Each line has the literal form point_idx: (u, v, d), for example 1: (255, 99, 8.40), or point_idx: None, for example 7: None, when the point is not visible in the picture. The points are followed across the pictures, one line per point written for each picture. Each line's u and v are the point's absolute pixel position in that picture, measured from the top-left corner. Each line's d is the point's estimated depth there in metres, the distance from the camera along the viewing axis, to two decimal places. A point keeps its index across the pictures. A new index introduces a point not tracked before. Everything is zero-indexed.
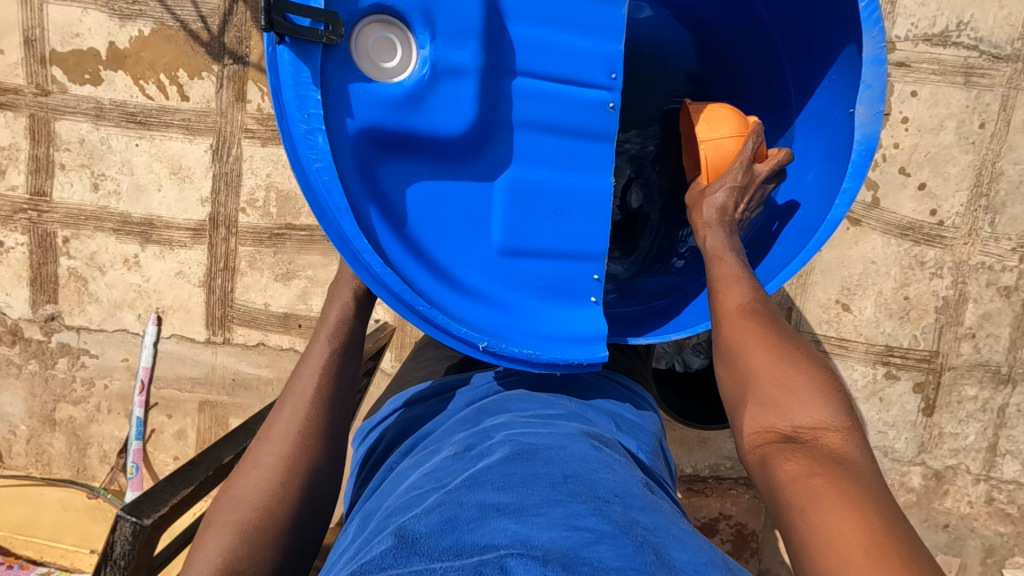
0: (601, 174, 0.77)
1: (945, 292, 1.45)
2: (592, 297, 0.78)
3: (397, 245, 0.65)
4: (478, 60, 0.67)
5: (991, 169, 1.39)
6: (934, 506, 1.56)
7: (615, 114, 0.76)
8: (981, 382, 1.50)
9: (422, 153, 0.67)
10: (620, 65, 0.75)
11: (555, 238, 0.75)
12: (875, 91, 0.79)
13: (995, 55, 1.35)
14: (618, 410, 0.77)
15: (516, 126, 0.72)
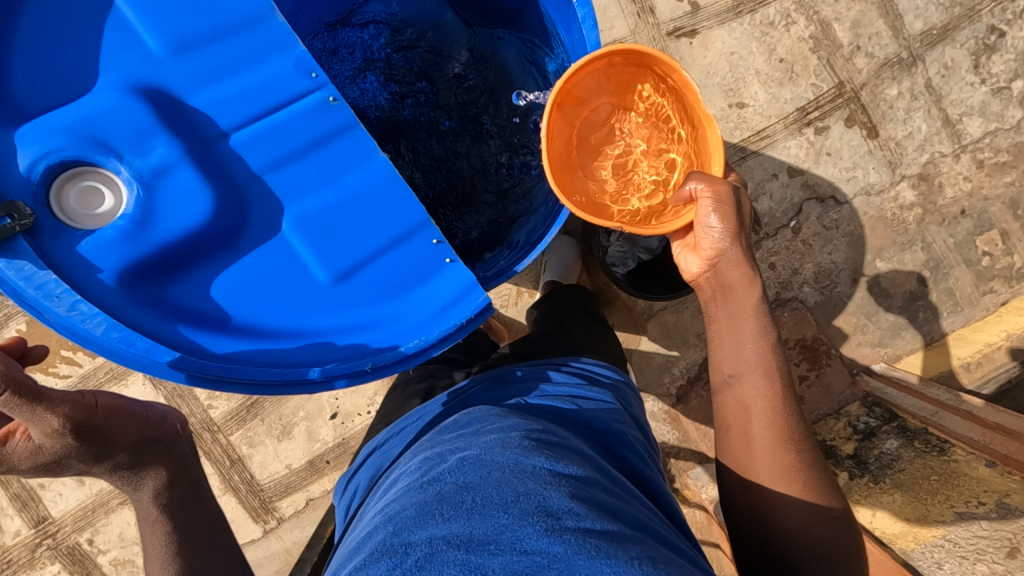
0: (369, 157, 0.76)
1: (809, 31, 1.45)
2: (445, 258, 0.78)
3: (229, 342, 0.71)
4: (177, 150, 0.70)
5: None
6: (941, 203, 1.54)
7: (342, 102, 0.75)
8: (896, 78, 1.49)
9: (195, 257, 0.71)
10: (314, 61, 0.74)
11: (371, 240, 0.76)
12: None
13: None
14: (569, 395, 0.85)
15: (261, 174, 0.73)
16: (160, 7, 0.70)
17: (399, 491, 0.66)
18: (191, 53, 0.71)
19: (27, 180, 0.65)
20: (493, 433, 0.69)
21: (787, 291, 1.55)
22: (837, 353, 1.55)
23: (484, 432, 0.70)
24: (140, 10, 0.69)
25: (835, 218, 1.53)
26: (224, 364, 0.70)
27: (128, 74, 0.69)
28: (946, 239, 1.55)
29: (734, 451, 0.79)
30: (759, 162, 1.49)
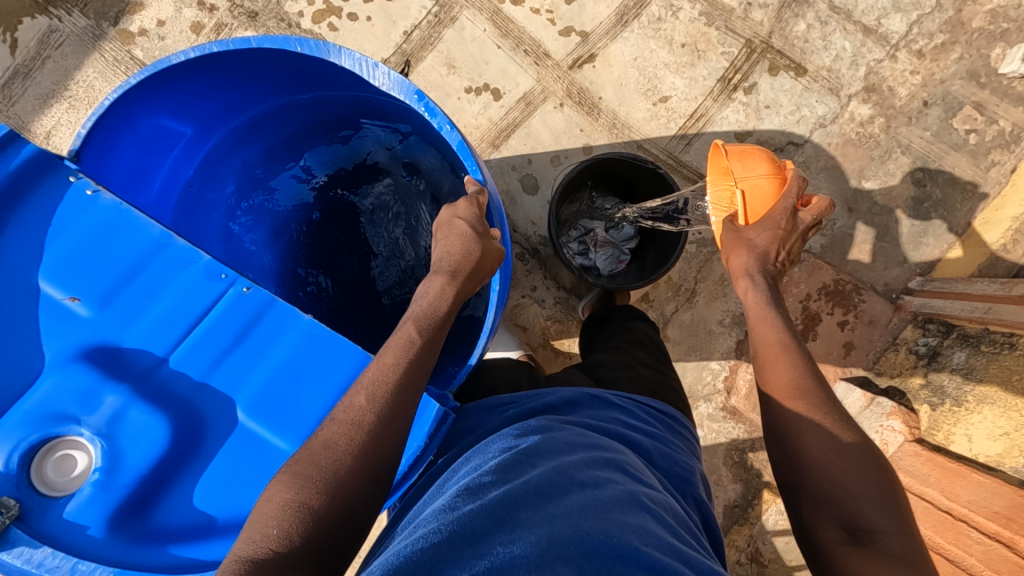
0: (291, 323, 0.77)
1: (697, 10, 1.50)
2: None
3: (222, 544, 0.75)
4: (125, 394, 0.75)
5: None
6: (900, 104, 1.50)
7: (253, 288, 0.78)
8: (800, 13, 1.50)
9: (169, 481, 0.75)
10: (218, 265, 0.78)
11: (316, 399, 0.76)
12: (365, 64, 0.80)
13: None
14: (628, 413, 0.83)
15: (206, 378, 0.77)
16: (76, 274, 0.76)
17: (473, 472, 0.62)
18: (115, 302, 0.77)
19: (9, 476, 0.70)
20: (570, 442, 0.67)
21: None
22: (867, 284, 1.48)
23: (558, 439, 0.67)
24: (58, 284, 0.76)
25: (802, 160, 1.51)
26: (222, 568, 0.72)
27: (69, 344, 0.75)
28: (923, 135, 1.50)
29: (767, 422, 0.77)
30: (705, 141, 1.50)
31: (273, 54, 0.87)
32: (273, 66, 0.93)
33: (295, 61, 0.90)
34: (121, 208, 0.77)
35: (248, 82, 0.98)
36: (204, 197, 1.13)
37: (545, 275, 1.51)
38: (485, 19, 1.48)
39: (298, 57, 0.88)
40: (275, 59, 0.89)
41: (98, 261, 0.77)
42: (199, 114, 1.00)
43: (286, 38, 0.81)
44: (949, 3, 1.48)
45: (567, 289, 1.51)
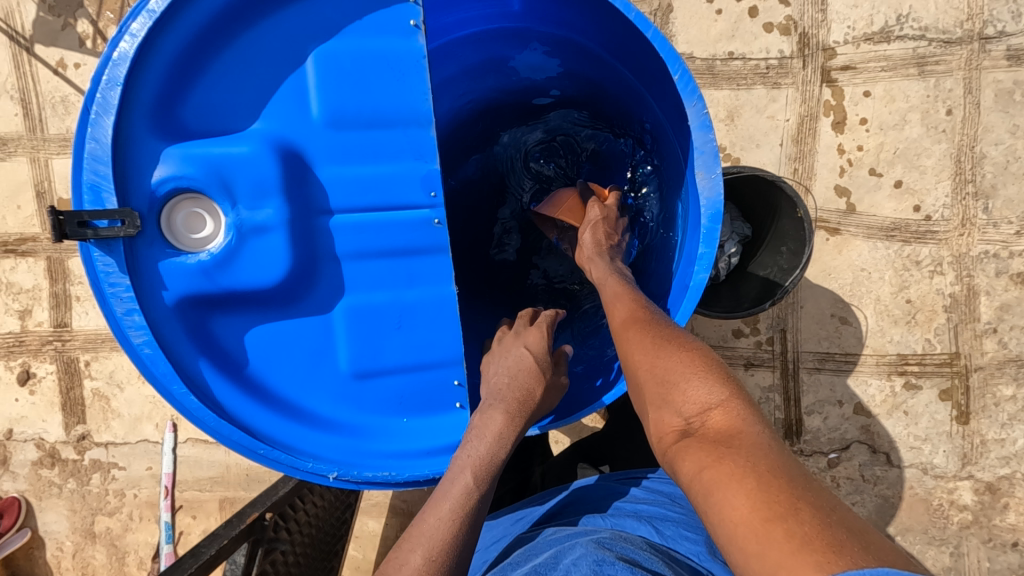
0: (441, 286, 0.74)
1: (951, 289, 1.34)
2: (457, 403, 0.77)
3: (234, 392, 0.71)
4: (283, 213, 0.69)
5: (971, 154, 1.29)
6: (995, 522, 1.39)
7: (443, 228, 0.73)
8: (1017, 379, 1.35)
9: (248, 306, 0.71)
10: (438, 183, 0.72)
11: (402, 354, 0.75)
12: (708, 144, 0.75)
13: (945, 40, 1.27)
14: (650, 513, 0.82)
15: (342, 258, 0.72)
16: (342, 81, 0.69)
17: None
18: (343, 130, 0.70)
19: (151, 192, 0.66)
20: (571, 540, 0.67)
21: None
22: None
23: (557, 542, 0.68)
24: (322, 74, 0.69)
25: (878, 474, 1.41)
26: (224, 415, 0.69)
27: (279, 127, 0.69)
28: (981, 560, 1.40)
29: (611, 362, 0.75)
30: (830, 381, 1.39)
31: (652, 52, 0.76)
32: (635, 44, 0.78)
33: (663, 82, 0.80)
34: (422, 65, 0.69)
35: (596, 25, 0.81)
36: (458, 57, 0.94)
37: None
38: (796, 112, 1.31)
39: (666, 76, 0.77)
40: (650, 54, 0.77)
41: (364, 87, 0.69)
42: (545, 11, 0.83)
43: (677, 56, 0.73)
44: None
45: None
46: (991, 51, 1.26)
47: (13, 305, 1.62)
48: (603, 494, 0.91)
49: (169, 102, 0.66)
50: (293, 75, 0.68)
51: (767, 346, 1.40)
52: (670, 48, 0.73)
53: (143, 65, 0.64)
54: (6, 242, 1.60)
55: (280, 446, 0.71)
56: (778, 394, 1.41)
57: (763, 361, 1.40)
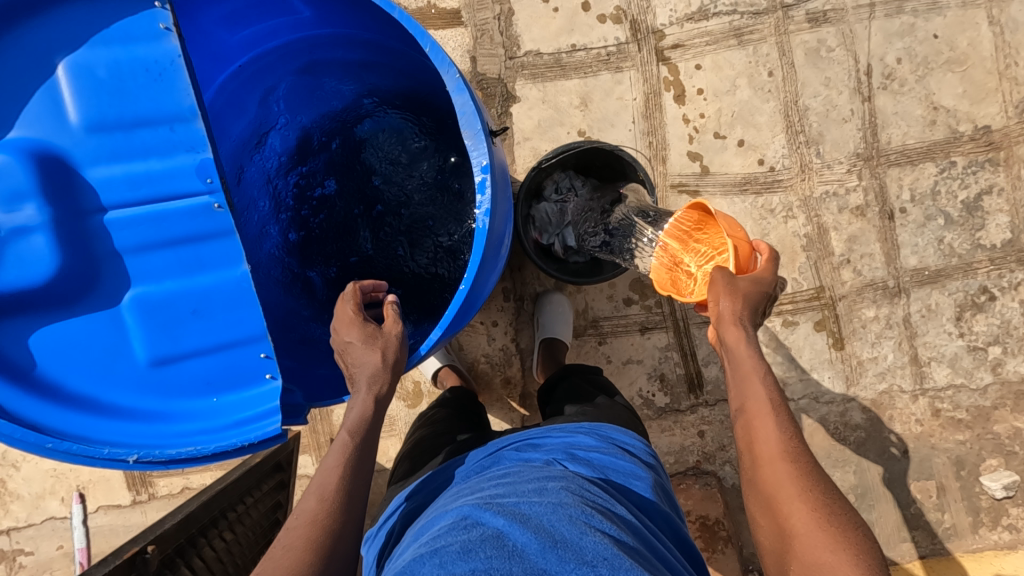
0: (231, 265, 0.78)
1: (805, 230, 1.47)
2: (267, 376, 0.80)
3: (17, 395, 0.75)
4: (45, 216, 0.74)
5: (796, 108, 1.44)
6: (886, 435, 1.51)
7: (224, 212, 0.77)
8: (876, 301, 1.49)
9: (26, 309, 0.75)
10: (211, 170, 0.75)
11: (202, 336, 0.79)
12: (466, 106, 0.77)
13: (754, 12, 1.42)
14: (588, 447, 0.92)
15: (123, 253, 0.77)
16: (93, 87, 0.73)
17: (446, 516, 0.73)
18: (105, 134, 0.74)
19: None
20: (537, 481, 0.78)
21: (708, 464, 1.50)
22: (738, 543, 1.48)
23: (518, 483, 0.78)
24: (70, 83, 0.73)
25: None
26: (7, 415, 0.73)
27: (34, 135, 0.73)
28: (881, 472, 1.51)
29: (744, 466, 0.76)
30: None
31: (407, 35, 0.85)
32: (402, 33, 0.90)
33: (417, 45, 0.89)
34: (175, 63, 0.73)
35: (370, 24, 0.93)
36: (284, 68, 1.07)
37: (511, 321, 1.51)
38: (641, 91, 1.43)
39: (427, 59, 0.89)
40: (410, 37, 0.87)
41: (122, 89, 0.73)
42: (329, 17, 0.95)
43: (425, 31, 0.76)
44: (991, 395, 1.50)
45: (517, 348, 1.51)
46: (793, 16, 1.42)
47: None
48: (559, 442, 0.94)
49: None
50: (42, 85, 0.72)
51: (657, 309, 1.49)
52: (418, 24, 0.77)
53: None
54: None
55: (72, 438, 0.75)
56: (675, 352, 1.50)
57: (654, 323, 1.49)
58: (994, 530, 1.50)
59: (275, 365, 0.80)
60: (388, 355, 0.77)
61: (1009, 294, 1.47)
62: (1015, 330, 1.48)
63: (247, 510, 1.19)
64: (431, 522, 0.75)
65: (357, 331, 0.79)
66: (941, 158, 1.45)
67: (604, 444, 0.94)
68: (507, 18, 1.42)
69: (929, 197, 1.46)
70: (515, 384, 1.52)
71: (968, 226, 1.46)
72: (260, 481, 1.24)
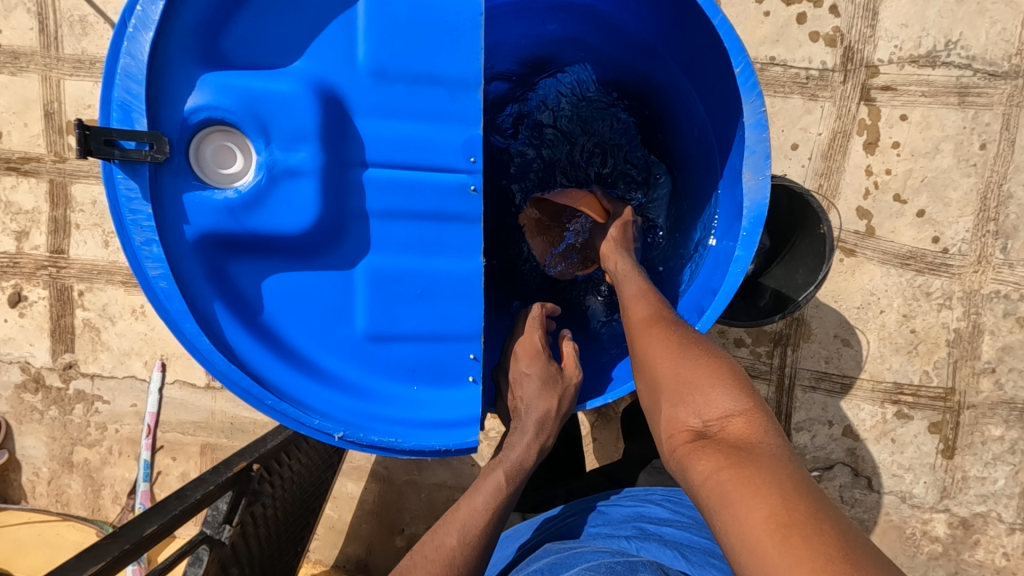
0: (468, 255, 0.74)
1: (957, 324, 1.33)
2: (469, 376, 0.77)
3: (246, 339, 0.71)
4: (316, 160, 0.68)
5: (998, 192, 1.28)
6: (964, 557, 1.41)
7: (478, 196, 0.72)
8: (1007, 422, 1.36)
9: (268, 251, 0.70)
10: (478, 149, 0.71)
11: (422, 321, 0.75)
12: (760, 149, 0.75)
13: (990, 73, 1.24)
14: (652, 522, 0.87)
15: (372, 216, 0.72)
16: (389, 31, 0.68)
17: None
18: (388, 83, 0.69)
19: (183, 121, 0.65)
20: (589, 557, 0.73)
21: None
22: None
23: (568, 557, 0.74)
24: (370, 21, 0.68)
25: (857, 497, 1.42)
26: (233, 358, 0.69)
27: (319, 69, 0.68)
28: None
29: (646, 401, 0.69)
30: (823, 401, 1.40)
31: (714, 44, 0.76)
32: (700, 41, 0.80)
33: (709, 57, 0.81)
34: (476, 22, 0.69)
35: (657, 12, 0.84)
36: (512, 23, 0.94)
37: None
38: (830, 127, 1.29)
39: (720, 79, 0.81)
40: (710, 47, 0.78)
41: (415, 38, 0.69)
42: None
43: (743, 49, 0.72)
44: None
45: None
46: None
47: (10, 224, 1.59)
48: (628, 513, 0.90)
49: (212, 31, 0.65)
50: (338, 18, 0.67)
51: (766, 359, 1.40)
52: (737, 39, 0.72)
53: None
54: (9, 159, 1.55)
55: (289, 400, 0.71)
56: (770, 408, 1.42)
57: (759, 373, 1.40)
58: None
59: (479, 368, 0.77)
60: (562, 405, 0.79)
61: None
62: None
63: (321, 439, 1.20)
64: None
65: (540, 367, 0.81)
66: None
67: (676, 523, 0.88)
68: None
69: None
70: None
71: None
72: None
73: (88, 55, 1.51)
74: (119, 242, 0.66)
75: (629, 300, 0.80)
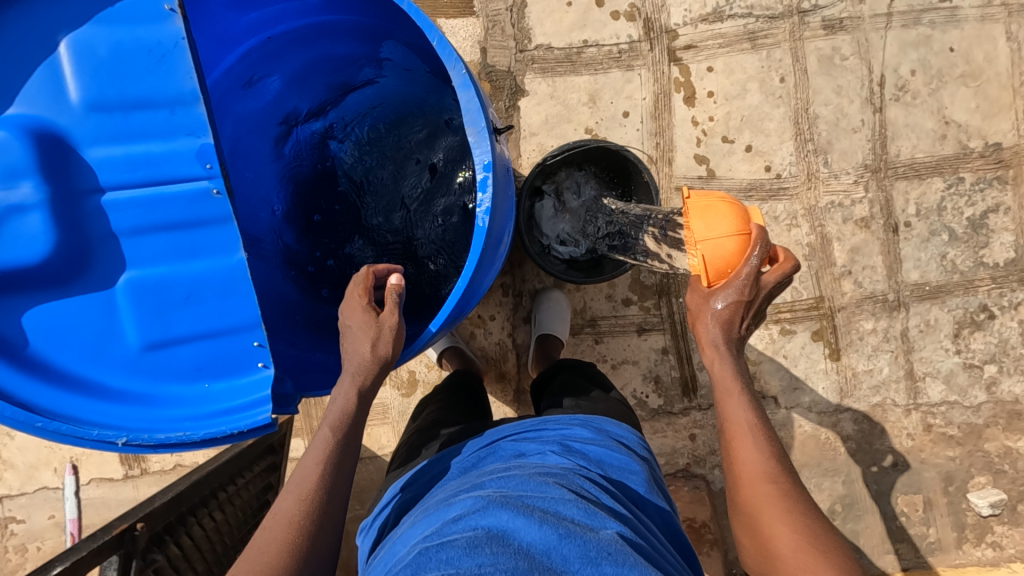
0: (225, 251, 0.78)
1: (808, 239, 1.46)
2: (259, 363, 0.81)
3: (8, 372, 0.74)
4: (41, 194, 0.73)
5: (807, 115, 1.43)
6: (877, 447, 1.52)
7: (223, 198, 0.77)
8: (875, 314, 1.49)
9: (18, 288, 0.74)
10: (211, 155, 0.76)
11: (197, 321, 0.79)
12: (472, 103, 0.76)
13: (770, 16, 1.40)
14: (578, 436, 0.94)
15: (119, 235, 0.76)
16: (94, 66, 0.73)
17: (444, 514, 0.73)
18: (104, 114, 0.74)
19: None
20: (537, 476, 0.79)
21: (698, 467, 1.51)
22: (722, 548, 1.49)
23: (525, 475, 0.79)
24: (72, 61, 0.73)
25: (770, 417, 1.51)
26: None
27: (30, 112, 0.72)
28: (869, 484, 1.52)
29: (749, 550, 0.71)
30: None
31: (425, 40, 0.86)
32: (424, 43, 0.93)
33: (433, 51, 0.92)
34: (180, 46, 0.73)
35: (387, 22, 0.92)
36: (288, 51, 1.04)
37: (508, 316, 1.51)
38: (651, 91, 1.42)
39: None
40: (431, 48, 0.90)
41: (122, 69, 0.73)
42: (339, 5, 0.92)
43: (433, 24, 0.75)
44: (984, 414, 1.50)
45: (514, 343, 1.51)
46: (809, 22, 1.40)
47: None
48: (554, 434, 0.95)
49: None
50: (42, 62, 0.72)
51: (655, 311, 1.49)
52: (425, 18, 0.76)
53: None
54: None
55: (62, 420, 0.74)
56: (672, 355, 1.50)
57: (653, 326, 1.49)
58: (978, 545, 1.50)
59: (267, 354, 0.81)
60: (379, 349, 0.75)
61: (1009, 314, 1.47)
62: (1012, 349, 1.48)
63: (238, 490, 1.20)
64: (427, 517, 0.76)
65: (357, 314, 0.78)
66: (949, 173, 1.44)
67: (601, 437, 0.95)
68: (520, 10, 1.41)
69: (935, 212, 1.45)
70: (510, 379, 1.52)
71: (972, 243, 1.46)
72: (252, 464, 1.26)
73: None
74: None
75: (737, 436, 0.75)
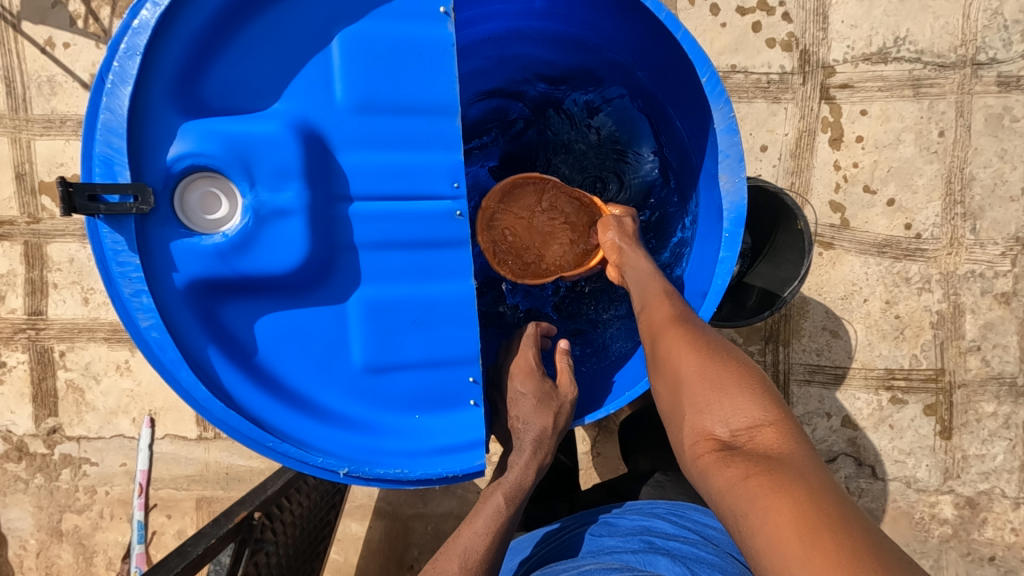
0: (459, 278, 0.76)
1: (938, 306, 1.37)
2: (472, 400, 0.78)
3: (243, 383, 0.71)
4: (303, 199, 0.69)
5: (961, 175, 1.32)
6: (975, 536, 1.42)
7: (464, 220, 0.75)
8: (998, 397, 1.38)
9: (261, 292, 0.71)
10: (462, 173, 0.74)
11: (422, 348, 0.76)
12: (732, 149, 0.78)
13: (940, 64, 1.30)
14: (656, 530, 0.85)
15: (362, 247, 0.73)
16: (366, 64, 0.71)
17: None
18: (368, 116, 0.72)
19: (167, 169, 0.66)
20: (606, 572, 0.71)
21: None
22: None
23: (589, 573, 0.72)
24: (346, 58, 0.70)
25: (863, 487, 1.42)
26: (232, 404, 0.69)
27: (300, 110, 0.70)
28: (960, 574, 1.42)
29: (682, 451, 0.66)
30: (819, 395, 1.41)
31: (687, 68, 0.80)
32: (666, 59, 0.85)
33: (680, 74, 0.84)
34: (451, 52, 0.72)
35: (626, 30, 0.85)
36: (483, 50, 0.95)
37: None
38: (796, 127, 1.33)
39: (696, 105, 0.84)
40: (684, 73, 0.83)
41: (392, 71, 0.71)
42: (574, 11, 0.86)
43: (707, 59, 0.76)
44: None
45: None
46: (982, 76, 1.30)
47: None
48: (635, 525, 0.87)
49: (191, 76, 0.67)
50: (316, 58, 0.70)
51: (758, 357, 1.41)
52: (699, 50, 0.76)
53: (164, 36, 0.65)
54: None
55: (290, 440, 0.72)
56: None
57: None
58: None
59: (479, 392, 0.78)
60: (558, 419, 0.79)
61: None
62: None
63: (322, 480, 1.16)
64: None
65: (532, 384, 0.81)
66: None
67: (685, 533, 0.85)
68: None
69: None
70: None
71: None
72: None
73: (58, 114, 1.51)
74: (108, 292, 0.66)
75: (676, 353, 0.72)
